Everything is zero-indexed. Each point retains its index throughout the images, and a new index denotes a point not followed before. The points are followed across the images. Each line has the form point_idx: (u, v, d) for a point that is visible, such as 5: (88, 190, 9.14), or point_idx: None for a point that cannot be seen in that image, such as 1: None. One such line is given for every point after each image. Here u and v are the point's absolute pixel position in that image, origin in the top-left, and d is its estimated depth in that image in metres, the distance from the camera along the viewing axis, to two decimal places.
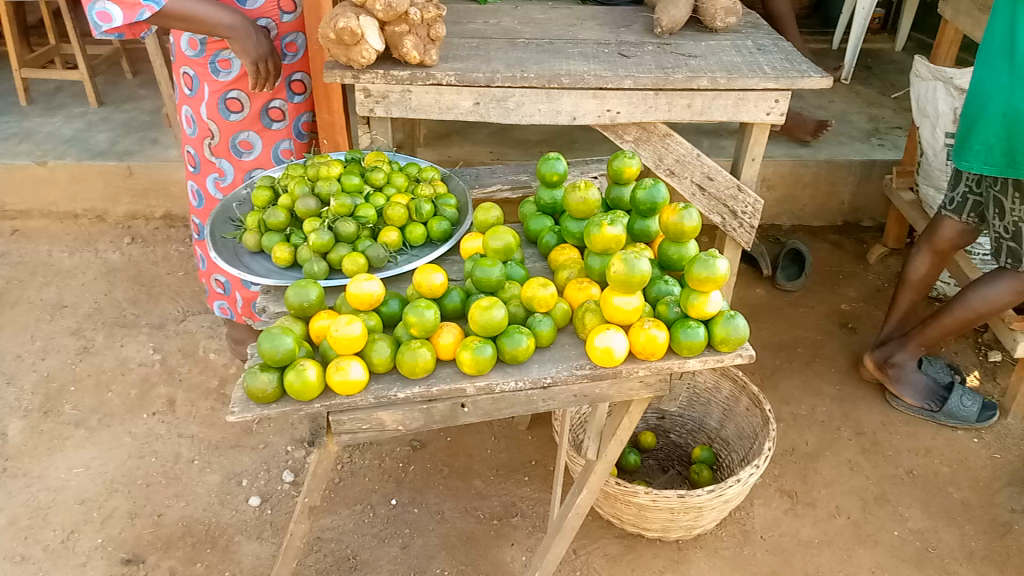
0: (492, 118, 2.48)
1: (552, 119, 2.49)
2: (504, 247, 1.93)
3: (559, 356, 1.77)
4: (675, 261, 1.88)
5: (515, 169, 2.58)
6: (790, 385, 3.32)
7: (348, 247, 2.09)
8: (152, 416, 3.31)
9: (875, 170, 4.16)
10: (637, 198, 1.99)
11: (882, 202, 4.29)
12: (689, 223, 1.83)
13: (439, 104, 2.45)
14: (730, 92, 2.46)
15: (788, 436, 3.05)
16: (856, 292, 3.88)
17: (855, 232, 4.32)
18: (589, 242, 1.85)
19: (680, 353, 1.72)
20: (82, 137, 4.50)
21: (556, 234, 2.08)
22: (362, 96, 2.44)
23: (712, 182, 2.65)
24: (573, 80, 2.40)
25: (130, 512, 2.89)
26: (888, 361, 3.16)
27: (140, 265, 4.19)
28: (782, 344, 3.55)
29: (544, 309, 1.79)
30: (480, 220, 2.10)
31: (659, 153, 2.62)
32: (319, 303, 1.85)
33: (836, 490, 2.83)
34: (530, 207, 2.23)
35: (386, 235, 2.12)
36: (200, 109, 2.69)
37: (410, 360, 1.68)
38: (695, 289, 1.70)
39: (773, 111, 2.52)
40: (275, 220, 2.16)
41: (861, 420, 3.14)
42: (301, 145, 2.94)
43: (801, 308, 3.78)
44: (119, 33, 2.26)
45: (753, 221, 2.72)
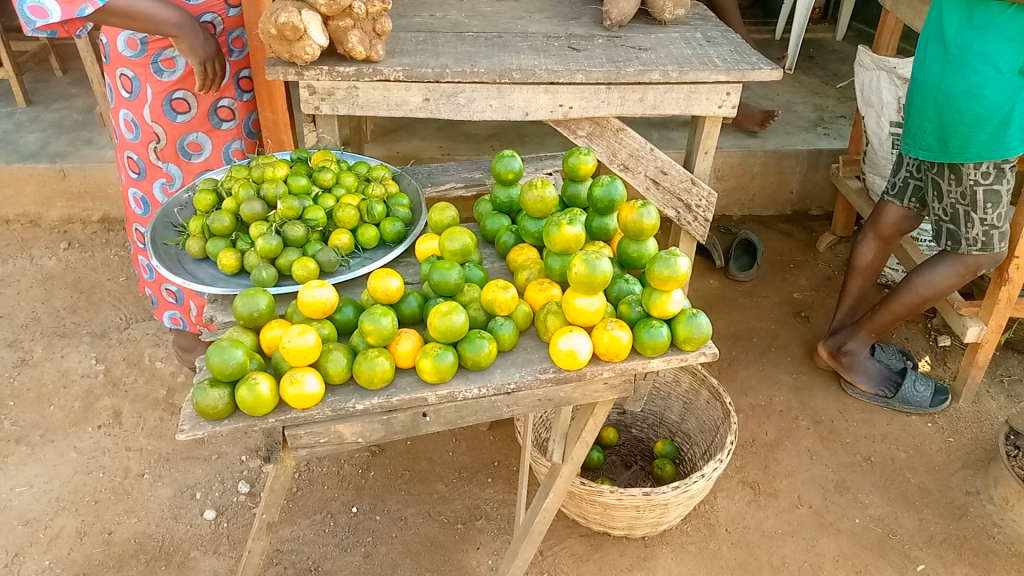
0: (442, 115, 2.43)
1: (503, 115, 2.44)
2: (461, 249, 1.88)
3: (522, 359, 1.72)
4: (635, 258, 1.86)
5: (468, 166, 2.52)
6: (747, 375, 3.33)
7: (298, 252, 2.02)
8: (98, 430, 3.16)
9: (822, 159, 4.20)
10: (594, 196, 1.96)
11: (829, 191, 4.34)
12: (648, 221, 1.81)
13: (388, 101, 2.38)
14: (681, 85, 2.44)
15: (748, 428, 3.07)
16: (807, 280, 3.92)
17: (804, 220, 4.36)
18: (548, 242, 1.81)
19: (643, 354, 1.69)
20: (11, 138, 4.30)
21: (514, 233, 2.04)
22: (307, 93, 2.36)
23: (666, 176, 2.63)
24: (524, 75, 2.36)
25: (78, 532, 2.77)
26: (841, 349, 3.19)
27: (79, 271, 4.02)
28: (738, 334, 3.56)
29: (504, 312, 1.74)
30: (435, 220, 2.04)
31: (612, 148, 2.59)
32: (269, 311, 1.77)
33: (797, 480, 2.85)
34: (486, 206, 2.18)
35: (337, 238, 2.06)
36: (143, 112, 2.57)
37: (368, 370, 1.62)
38: (656, 288, 1.68)
39: (725, 104, 2.51)
40: (220, 225, 2.06)
41: (818, 409, 3.17)
42: (251, 143, 2.84)
43: (755, 298, 3.81)
44: (52, 31, 2.14)
45: (707, 214, 2.70)
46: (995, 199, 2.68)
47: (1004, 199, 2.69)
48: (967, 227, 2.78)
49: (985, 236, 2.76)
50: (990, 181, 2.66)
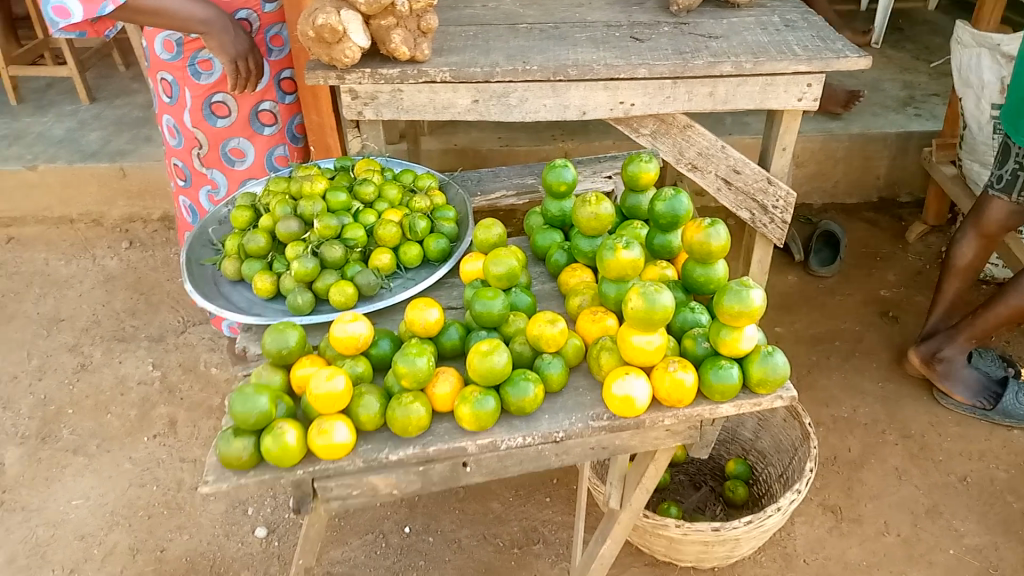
0: (492, 116, 2.25)
1: (559, 114, 2.25)
2: (507, 273, 1.73)
3: (572, 403, 1.57)
4: (702, 283, 1.66)
5: (521, 169, 2.35)
6: (829, 384, 3.11)
7: (337, 274, 1.89)
8: (153, 440, 3.12)
9: (913, 142, 3.87)
10: (655, 211, 1.77)
11: (920, 176, 4.00)
12: (716, 242, 1.61)
13: (435, 103, 2.22)
14: (756, 77, 2.20)
15: (829, 443, 2.85)
16: (895, 276, 3.64)
17: (893, 209, 4.04)
18: (602, 267, 1.63)
19: (710, 398, 1.52)
20: (75, 136, 4.30)
21: (566, 251, 1.87)
22: (350, 98, 2.20)
23: (739, 175, 2.41)
24: (581, 71, 2.16)
25: (131, 548, 2.73)
26: (935, 356, 2.93)
27: (139, 271, 3.98)
28: (819, 336, 3.34)
29: (552, 348, 1.58)
30: (481, 238, 1.87)
31: (679, 146, 2.37)
32: (300, 347, 1.64)
33: (883, 504, 2.63)
34: (537, 219, 2.01)
35: (379, 258, 1.91)
36: (183, 117, 2.49)
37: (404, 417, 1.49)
38: (726, 324, 1.49)
39: (805, 96, 2.26)
40: (255, 245, 1.94)
41: (908, 422, 2.94)
42: (297, 150, 2.71)
43: (838, 296, 3.55)
44: (77, 30, 2.09)
45: (785, 216, 2.47)
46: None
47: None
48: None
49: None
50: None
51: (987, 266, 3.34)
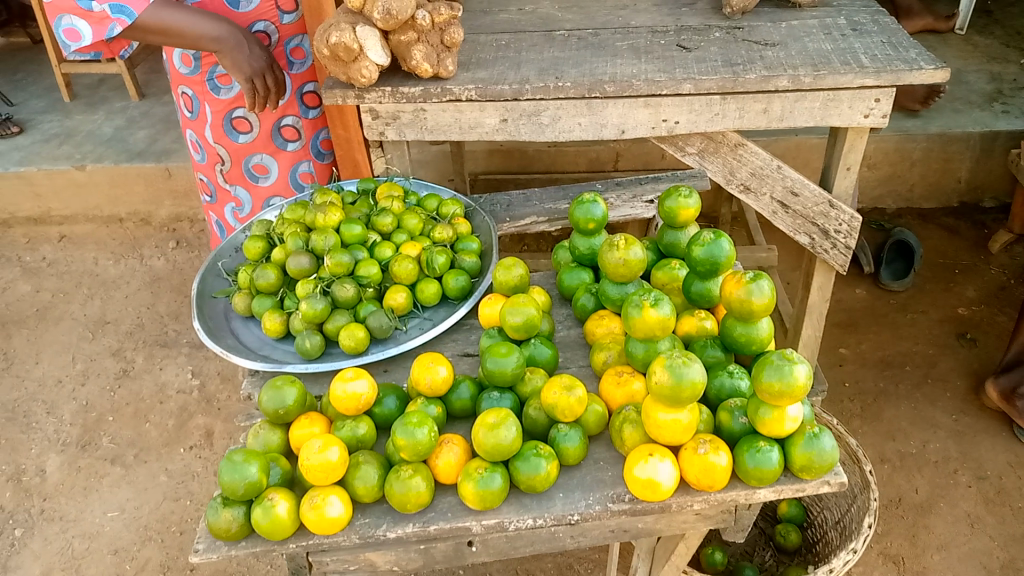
0: (522, 137, 2.09)
1: (595, 134, 2.07)
2: (524, 323, 1.56)
3: (590, 480, 1.40)
4: (742, 343, 1.48)
5: (554, 192, 2.18)
6: (897, 415, 2.90)
7: (348, 315, 1.74)
8: (189, 451, 3.03)
9: (999, 143, 3.53)
10: (692, 256, 1.58)
11: (1006, 179, 3.67)
12: (759, 300, 1.42)
13: (461, 123, 2.06)
14: (816, 92, 1.97)
15: (894, 484, 2.67)
16: (975, 292, 3.36)
17: (974, 214, 3.73)
18: (628, 324, 1.45)
19: (746, 482, 1.34)
20: (122, 136, 4.29)
21: (593, 295, 1.69)
22: (370, 118, 2.06)
23: (797, 197, 2.18)
24: (619, 87, 1.96)
25: (162, 566, 2.63)
26: (1015, 392, 2.69)
27: (185, 273, 3.92)
28: (887, 360, 3.12)
29: (570, 418, 1.41)
30: (500, 279, 1.70)
31: (731, 166, 2.15)
32: (299, 404, 1.50)
33: (952, 555, 2.44)
34: (565, 254, 1.83)
35: (393, 297, 1.77)
36: (204, 132, 2.41)
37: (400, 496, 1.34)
38: (767, 401, 1.30)
39: (873, 112, 2.00)
40: (266, 281, 1.80)
41: (983, 461, 2.72)
42: (322, 166, 2.60)
43: (911, 313, 3.31)
44: (96, 51, 2.08)
45: (850, 241, 2.23)
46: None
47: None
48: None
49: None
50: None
51: None
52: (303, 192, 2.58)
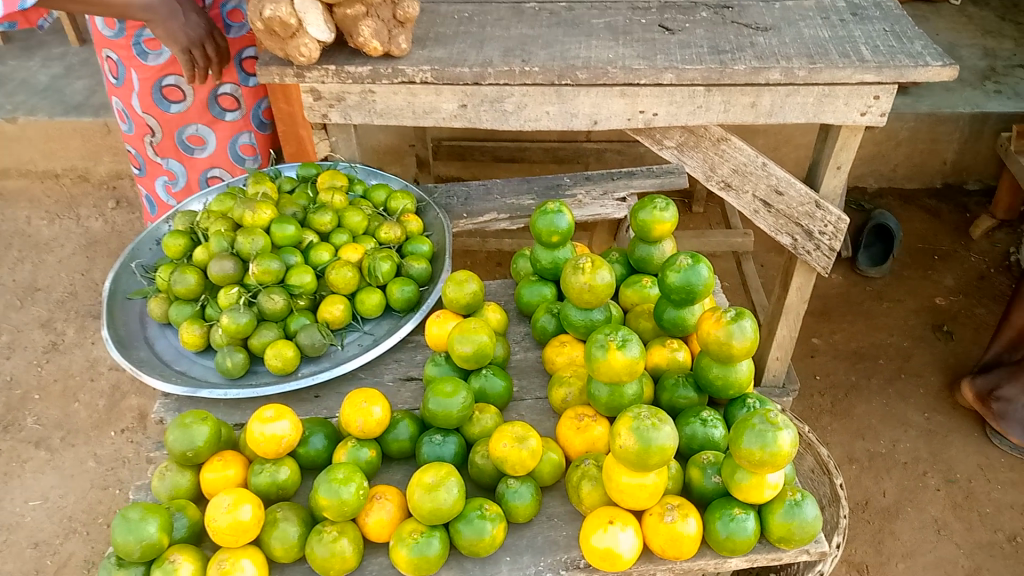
0: (484, 124, 1.89)
1: (564, 123, 1.87)
2: (474, 353, 1.38)
3: (542, 541, 1.24)
4: (718, 385, 1.32)
5: (517, 184, 1.99)
6: (868, 411, 2.71)
7: (277, 329, 1.56)
8: (121, 435, 2.84)
9: (988, 125, 3.37)
10: (666, 282, 1.41)
11: (993, 161, 3.51)
12: (739, 342, 1.26)
13: (415, 107, 1.86)
14: (810, 87, 1.78)
15: (861, 485, 2.49)
16: (954, 280, 3.18)
17: (957, 196, 3.57)
18: (591, 365, 1.28)
19: (717, 551, 1.19)
20: (59, 85, 3.97)
21: (555, 316, 1.50)
22: (311, 98, 1.86)
23: (781, 197, 2.00)
24: (592, 74, 1.76)
25: (87, 562, 2.46)
26: (993, 393, 2.52)
27: (124, 235, 3.67)
28: (860, 352, 2.91)
29: (521, 472, 1.24)
30: (450, 296, 1.51)
31: (711, 162, 1.97)
32: (211, 444, 1.31)
33: (917, 565, 2.28)
34: (526, 263, 1.64)
35: (329, 310, 1.58)
36: (132, 101, 2.15)
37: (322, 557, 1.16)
38: (745, 468, 1.15)
39: (871, 110, 1.83)
40: (185, 287, 1.59)
41: (954, 463, 2.54)
42: (264, 137, 2.36)
43: (886, 302, 3.11)
44: (13, 22, 1.82)
45: (834, 243, 2.07)
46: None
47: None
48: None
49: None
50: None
51: None
52: (244, 165, 2.35)
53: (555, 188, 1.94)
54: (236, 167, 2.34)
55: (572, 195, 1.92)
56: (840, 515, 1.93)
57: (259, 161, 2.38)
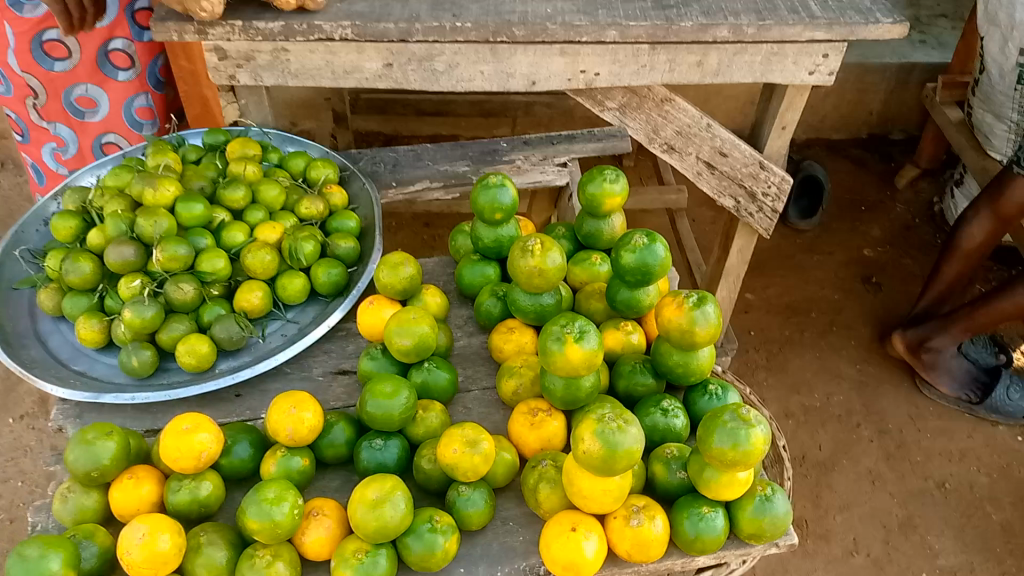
0: (412, 85, 1.72)
1: (500, 85, 1.73)
2: (415, 345, 1.26)
3: (497, 548, 1.15)
4: (679, 372, 1.24)
5: (449, 148, 1.84)
6: (802, 365, 2.71)
7: (189, 322, 1.40)
8: (20, 422, 2.62)
9: (914, 75, 3.39)
10: (620, 262, 1.32)
11: (918, 112, 3.53)
12: (703, 328, 1.18)
13: (334, 67, 1.68)
14: (759, 45, 1.69)
15: (798, 440, 2.47)
16: (881, 232, 3.20)
17: (883, 146, 3.58)
18: (545, 358, 1.18)
19: (685, 551, 1.12)
20: None
21: (501, 299, 1.40)
22: (216, 58, 1.65)
23: (724, 158, 1.92)
24: (530, 31, 1.63)
25: None
26: (923, 344, 2.51)
27: (13, 201, 3.36)
28: (792, 306, 2.91)
29: (472, 477, 1.13)
30: (384, 281, 1.37)
31: (654, 124, 1.86)
32: (120, 460, 1.17)
33: (854, 516, 2.28)
34: (465, 240, 1.52)
35: (247, 298, 1.42)
36: (8, 59, 1.91)
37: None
38: (714, 465, 1.07)
39: (820, 69, 1.75)
40: (78, 276, 1.41)
41: (886, 414, 2.56)
42: (161, 97, 2.15)
43: (817, 256, 3.11)
44: None
45: (777, 205, 2.00)
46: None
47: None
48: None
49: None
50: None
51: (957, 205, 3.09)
52: (143, 130, 2.14)
53: (492, 153, 1.82)
54: (133, 132, 2.14)
55: (509, 161, 1.80)
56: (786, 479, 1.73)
57: (157, 125, 2.18)
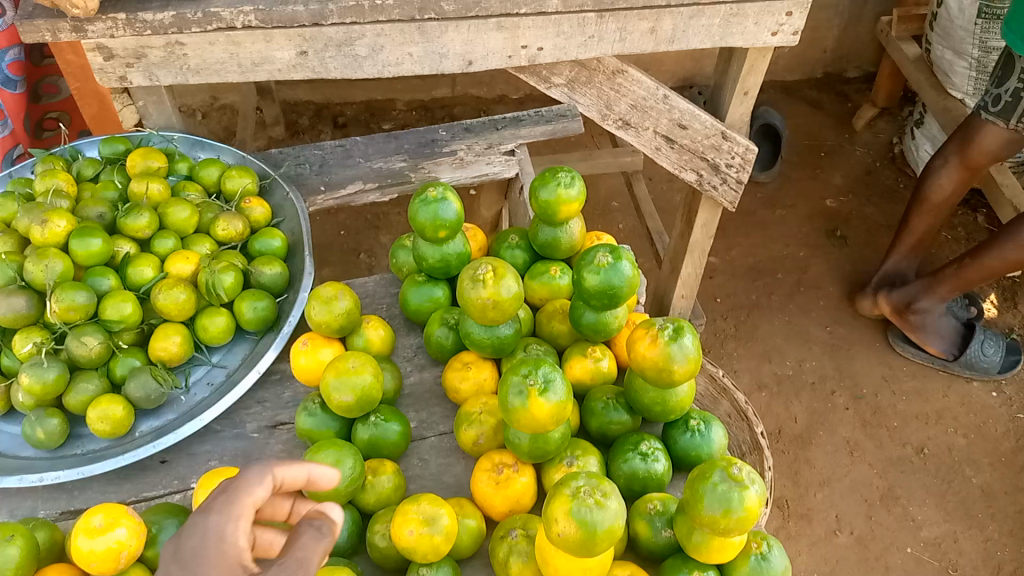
0: (332, 73, 1.49)
1: (432, 67, 1.51)
2: (358, 399, 1.10)
3: None
4: (654, 407, 1.11)
5: (382, 141, 1.64)
6: (772, 330, 2.68)
7: (100, 379, 1.21)
8: None
9: (867, 10, 3.24)
10: (584, 283, 1.16)
11: (873, 47, 3.40)
12: (682, 365, 1.04)
13: (240, 59, 1.44)
14: (717, 6, 1.51)
15: (772, 414, 2.48)
16: (843, 179, 3.10)
17: (838, 85, 3.46)
18: (506, 415, 1.02)
19: None
20: None
21: (452, 329, 1.24)
22: (101, 58, 1.42)
23: (684, 130, 1.75)
24: (461, 5, 1.42)
25: None
26: (909, 306, 2.46)
27: None
28: (758, 268, 2.84)
29: (434, 559, 0.99)
30: (318, 319, 1.19)
31: (607, 99, 1.67)
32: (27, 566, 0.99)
33: (835, 492, 2.30)
34: (406, 255, 1.35)
35: (163, 345, 1.24)
36: None
37: (261, 464, 0.83)
38: (703, 529, 0.94)
39: (783, 29, 1.57)
40: None
41: (859, 378, 2.56)
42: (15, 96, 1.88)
43: (779, 210, 3.00)
44: None
45: (743, 176, 1.85)
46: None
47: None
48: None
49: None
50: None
51: (920, 151, 2.97)
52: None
53: (431, 144, 1.62)
54: None
55: (451, 152, 1.61)
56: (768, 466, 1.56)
57: (12, 127, 1.88)
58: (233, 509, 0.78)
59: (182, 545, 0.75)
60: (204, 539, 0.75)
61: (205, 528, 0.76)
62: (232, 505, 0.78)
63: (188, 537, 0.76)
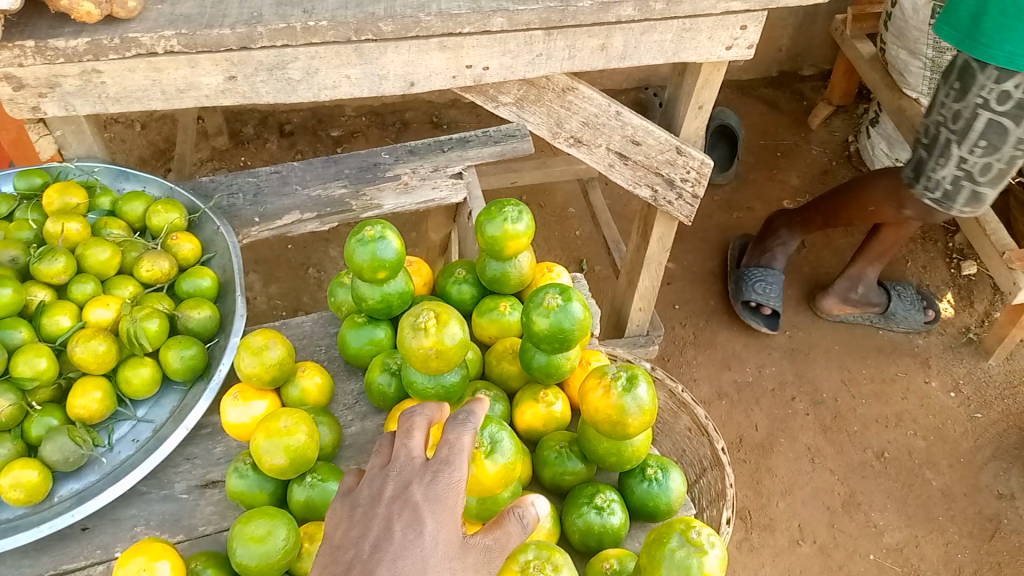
0: (264, 98, 1.40)
1: (372, 90, 1.43)
2: (293, 459, 1.03)
3: None
4: (609, 458, 1.05)
5: (321, 165, 1.56)
6: (731, 336, 2.65)
7: (13, 441, 1.12)
8: None
9: (821, 8, 3.22)
10: (532, 326, 1.09)
11: (827, 45, 3.38)
12: (636, 415, 0.98)
13: (163, 86, 1.35)
14: (669, 21, 1.44)
15: (733, 422, 2.45)
16: (799, 179, 3.08)
17: (793, 84, 3.44)
18: None
19: None
20: None
21: (395, 376, 1.16)
22: (8, 88, 1.31)
23: (637, 147, 1.69)
24: (400, 26, 1.33)
25: None
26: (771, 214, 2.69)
27: None
28: (716, 272, 2.81)
29: None
30: (248, 371, 1.12)
31: (557, 116, 1.60)
32: None
33: (797, 501, 2.28)
34: (346, 294, 1.27)
35: (81, 402, 1.15)
36: None
37: (473, 422, 0.88)
38: None
39: (738, 43, 1.52)
40: None
41: (819, 383, 2.54)
42: None
43: (736, 213, 2.98)
44: None
45: (698, 190, 1.80)
46: (999, 134, 1.83)
47: (1012, 137, 1.83)
48: (938, 163, 1.98)
49: (953, 184, 1.98)
50: (1006, 109, 1.79)
51: (876, 151, 2.96)
52: None
53: (372, 168, 1.55)
54: None
55: (394, 176, 1.54)
56: (728, 484, 1.53)
57: None
58: (462, 465, 0.84)
59: (424, 483, 0.82)
60: (446, 488, 0.82)
61: (443, 479, 0.82)
62: (460, 458, 0.85)
63: (429, 479, 0.82)
